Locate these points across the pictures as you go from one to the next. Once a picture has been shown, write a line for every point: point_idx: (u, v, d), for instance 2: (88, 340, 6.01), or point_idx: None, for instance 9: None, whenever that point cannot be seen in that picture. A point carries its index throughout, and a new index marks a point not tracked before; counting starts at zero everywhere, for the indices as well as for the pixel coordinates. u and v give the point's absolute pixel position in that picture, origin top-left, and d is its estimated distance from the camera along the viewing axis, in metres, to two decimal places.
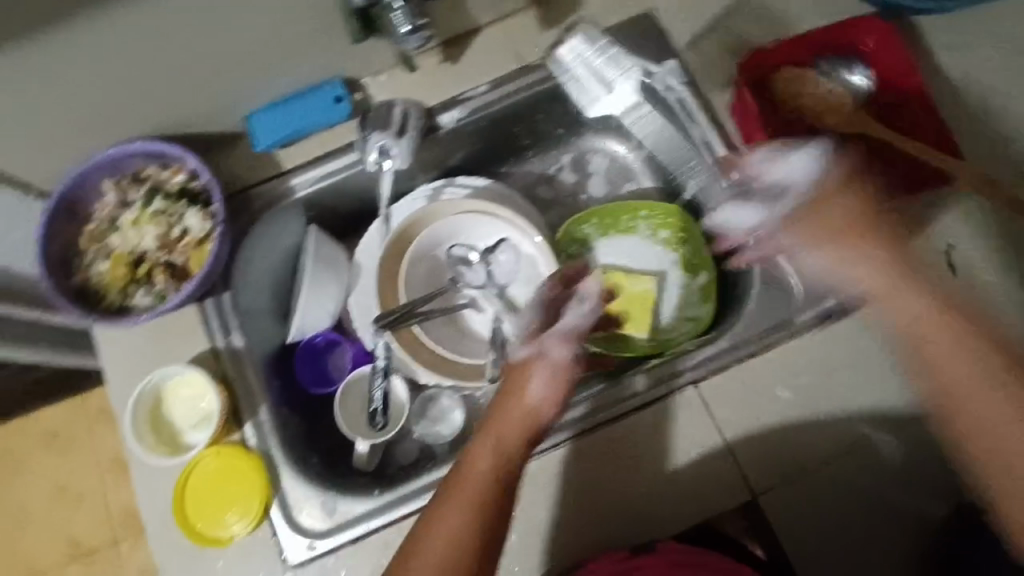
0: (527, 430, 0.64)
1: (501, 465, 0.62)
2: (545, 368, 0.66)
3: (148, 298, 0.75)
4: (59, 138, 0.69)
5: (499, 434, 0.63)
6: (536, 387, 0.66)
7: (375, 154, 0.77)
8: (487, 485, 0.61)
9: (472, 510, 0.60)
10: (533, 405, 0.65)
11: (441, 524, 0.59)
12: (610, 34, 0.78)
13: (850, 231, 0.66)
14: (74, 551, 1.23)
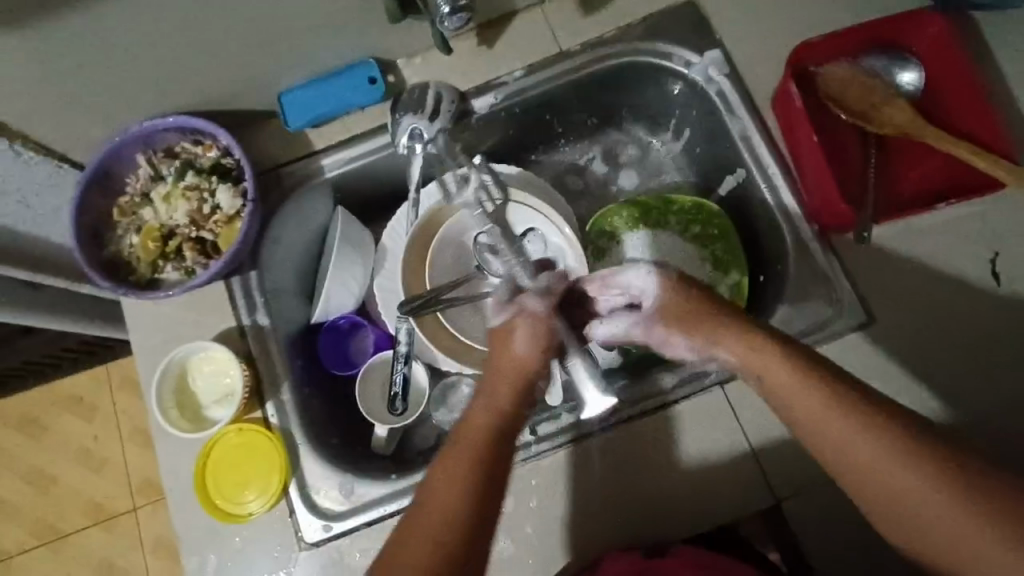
0: (518, 380, 0.62)
1: (496, 415, 0.59)
2: (528, 319, 0.65)
3: (177, 273, 0.75)
4: (96, 108, 0.69)
5: (493, 389, 0.61)
6: (519, 341, 0.64)
7: (406, 137, 0.76)
8: (487, 437, 0.58)
9: (474, 463, 0.56)
10: (521, 355, 0.63)
11: (440, 488, 0.55)
12: (653, 23, 0.77)
13: (702, 321, 0.61)
14: (95, 514, 1.25)
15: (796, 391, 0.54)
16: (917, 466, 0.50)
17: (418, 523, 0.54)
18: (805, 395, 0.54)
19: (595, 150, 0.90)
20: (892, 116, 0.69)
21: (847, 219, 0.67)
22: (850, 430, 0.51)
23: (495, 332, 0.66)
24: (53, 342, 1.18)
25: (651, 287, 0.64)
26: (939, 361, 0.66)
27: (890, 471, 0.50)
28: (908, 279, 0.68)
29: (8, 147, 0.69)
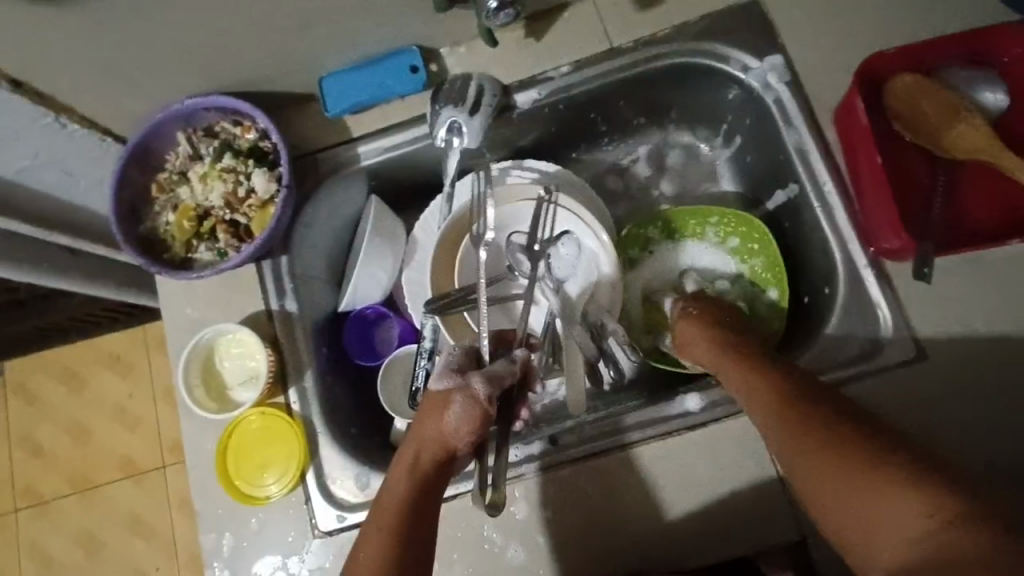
0: (439, 451, 0.62)
1: (411, 481, 0.60)
2: (464, 397, 0.62)
3: (209, 254, 0.76)
4: (139, 84, 0.69)
5: (414, 457, 0.61)
6: (451, 417, 0.62)
7: (444, 129, 0.74)
8: (406, 504, 0.59)
9: (393, 530, 0.57)
10: (448, 429, 0.62)
11: (366, 551, 0.57)
12: (711, 24, 0.73)
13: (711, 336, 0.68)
14: (128, 469, 1.30)
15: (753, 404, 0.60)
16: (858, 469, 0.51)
17: None
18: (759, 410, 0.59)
19: (639, 151, 0.87)
20: (966, 138, 0.63)
21: (908, 247, 0.63)
22: (794, 440, 0.55)
23: (428, 398, 0.64)
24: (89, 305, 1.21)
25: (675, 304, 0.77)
26: (993, 402, 0.62)
27: (831, 478, 0.52)
28: (966, 313, 0.64)
29: (53, 119, 0.70)
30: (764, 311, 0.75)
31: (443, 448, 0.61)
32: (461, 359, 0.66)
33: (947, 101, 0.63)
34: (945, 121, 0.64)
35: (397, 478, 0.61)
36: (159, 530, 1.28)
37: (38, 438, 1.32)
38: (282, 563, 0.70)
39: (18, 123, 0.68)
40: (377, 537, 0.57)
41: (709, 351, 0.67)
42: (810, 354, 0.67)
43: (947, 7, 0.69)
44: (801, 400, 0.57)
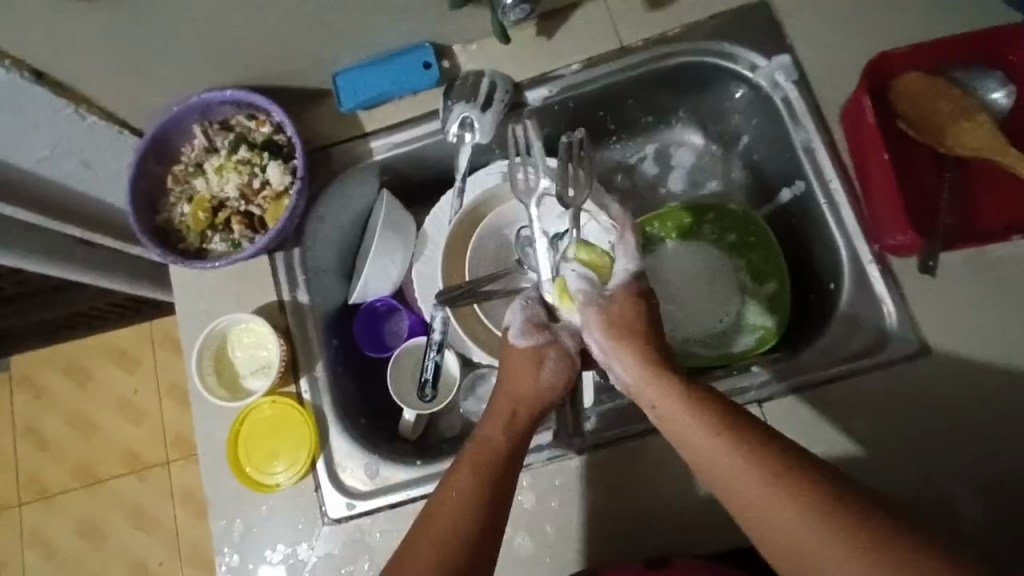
0: (534, 406, 0.63)
1: (511, 432, 0.60)
2: (556, 353, 0.65)
3: (223, 245, 0.77)
4: (159, 78, 0.71)
5: (511, 412, 0.62)
6: (548, 372, 0.64)
7: (456, 125, 0.76)
8: (500, 451, 0.59)
9: (483, 474, 0.57)
10: (544, 385, 0.64)
11: (449, 496, 0.56)
12: (720, 24, 0.74)
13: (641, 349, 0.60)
14: (131, 463, 1.31)
15: (747, 483, 0.51)
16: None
17: (431, 518, 0.55)
18: (760, 491, 0.51)
19: (647, 149, 0.88)
20: (968, 136, 0.65)
21: (913, 243, 0.64)
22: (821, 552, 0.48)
23: (520, 353, 0.65)
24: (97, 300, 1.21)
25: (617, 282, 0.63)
26: (997, 400, 0.63)
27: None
28: (972, 311, 0.65)
29: (73, 110, 0.71)
30: (762, 305, 0.77)
31: (540, 402, 0.63)
32: (539, 309, 0.67)
33: (954, 97, 0.64)
34: (951, 120, 0.65)
35: (491, 426, 0.61)
36: (161, 524, 1.29)
37: (44, 430, 1.33)
38: (292, 550, 0.71)
39: (39, 113, 0.69)
40: (469, 481, 0.56)
41: (645, 378, 0.59)
42: (815, 349, 0.68)
43: (953, 8, 0.70)
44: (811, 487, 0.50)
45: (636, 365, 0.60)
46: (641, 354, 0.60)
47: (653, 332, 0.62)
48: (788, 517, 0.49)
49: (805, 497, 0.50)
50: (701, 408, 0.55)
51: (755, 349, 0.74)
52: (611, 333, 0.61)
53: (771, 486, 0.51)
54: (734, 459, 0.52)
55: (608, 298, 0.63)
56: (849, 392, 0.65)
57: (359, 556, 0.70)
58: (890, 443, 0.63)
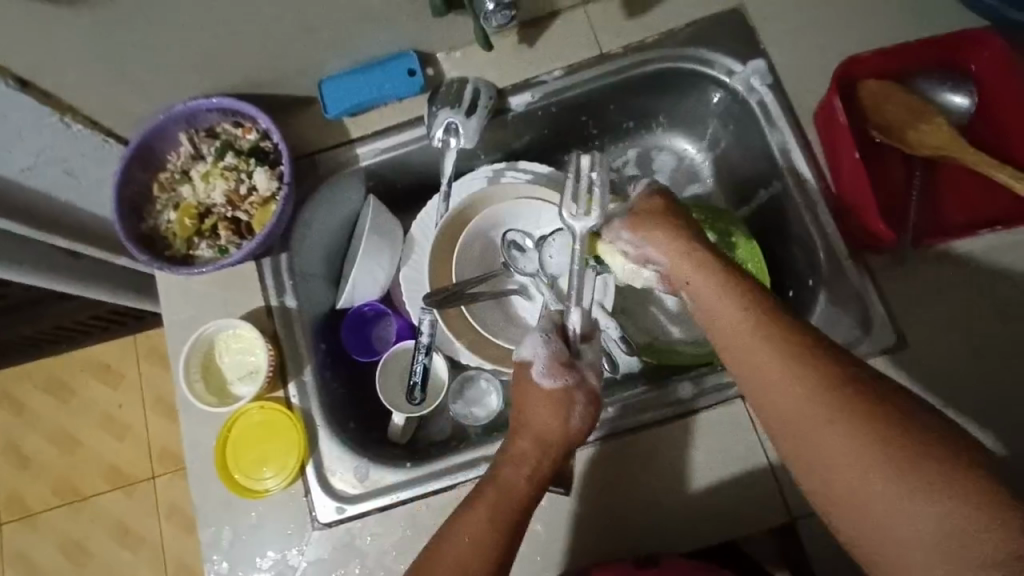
0: (559, 450, 0.63)
1: (533, 477, 0.62)
2: (584, 395, 0.65)
3: (210, 251, 0.77)
4: (143, 86, 0.71)
5: (537, 458, 0.62)
6: (576, 416, 0.64)
7: (441, 130, 0.77)
8: (519, 495, 0.61)
9: (498, 518, 0.59)
10: (571, 429, 0.64)
11: (464, 536, 0.58)
12: (697, 29, 0.76)
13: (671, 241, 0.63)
14: (115, 479, 1.29)
15: (753, 345, 0.53)
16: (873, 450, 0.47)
17: (443, 560, 0.57)
18: (765, 352, 0.52)
19: (629, 154, 0.90)
20: (929, 136, 0.67)
21: (887, 241, 0.66)
22: (805, 407, 0.50)
23: (547, 396, 0.65)
24: (79, 314, 1.20)
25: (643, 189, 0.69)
26: (972, 390, 0.65)
27: (839, 451, 0.48)
28: (945, 304, 0.67)
29: (58, 119, 0.71)
30: None
31: (565, 444, 0.63)
32: (561, 348, 0.66)
33: (912, 101, 0.67)
34: (911, 121, 0.68)
35: (513, 468, 0.62)
36: (147, 540, 1.27)
37: (25, 447, 1.30)
38: (281, 556, 0.70)
39: (23, 121, 0.69)
40: (489, 525, 0.58)
41: (672, 254, 0.62)
42: None
43: (917, 14, 0.73)
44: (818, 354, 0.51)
45: (661, 246, 0.64)
46: (669, 234, 0.63)
47: (684, 218, 0.66)
48: (786, 373, 0.51)
49: (813, 371, 0.50)
50: (723, 282, 0.58)
51: None
52: (637, 224, 0.65)
53: (777, 348, 0.52)
54: (746, 325, 0.54)
55: (633, 202, 0.67)
56: None
57: (349, 560, 0.70)
58: None
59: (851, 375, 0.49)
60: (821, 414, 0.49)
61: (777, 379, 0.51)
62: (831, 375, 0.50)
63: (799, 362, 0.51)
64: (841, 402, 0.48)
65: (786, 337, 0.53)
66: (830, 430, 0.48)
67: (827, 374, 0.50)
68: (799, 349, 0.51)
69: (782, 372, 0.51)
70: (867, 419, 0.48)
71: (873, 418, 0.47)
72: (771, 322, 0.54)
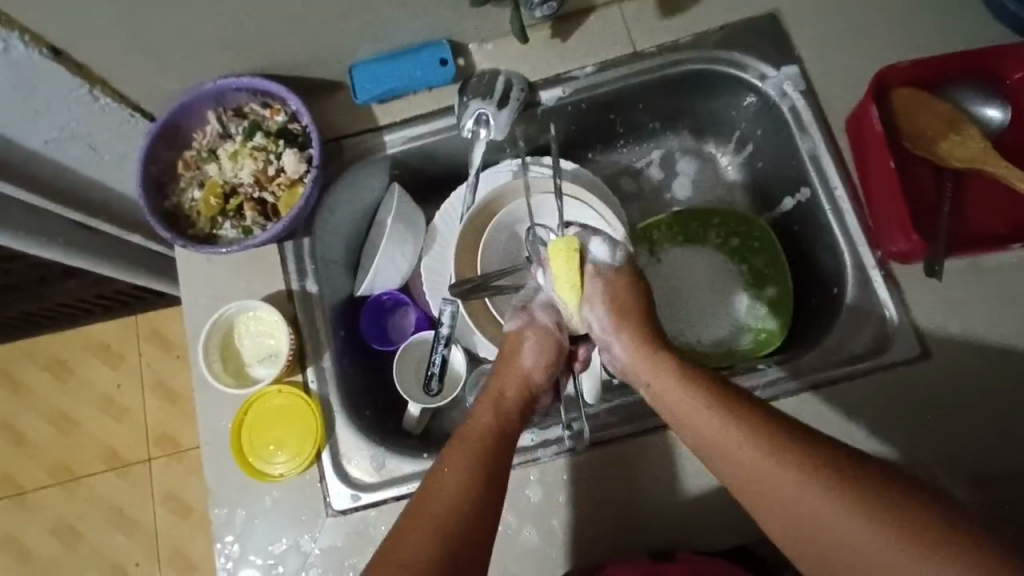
0: (522, 388, 0.67)
1: (499, 412, 0.63)
2: (535, 332, 0.69)
3: (234, 231, 0.77)
4: (174, 62, 0.70)
5: (499, 394, 0.65)
6: (528, 351, 0.68)
7: (471, 120, 0.77)
8: (491, 431, 0.61)
9: (476, 453, 0.58)
10: (527, 367, 0.68)
11: (445, 475, 0.57)
12: (733, 33, 0.76)
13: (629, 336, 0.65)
14: (111, 460, 1.28)
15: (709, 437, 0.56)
16: (858, 499, 0.49)
17: (429, 497, 0.55)
18: (721, 424, 0.56)
19: (653, 154, 0.90)
20: (961, 148, 0.68)
21: (917, 250, 0.66)
22: (781, 478, 0.51)
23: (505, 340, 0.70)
24: (82, 294, 1.18)
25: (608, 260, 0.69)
26: (990, 402, 0.66)
27: (832, 512, 0.49)
28: (969, 316, 0.68)
29: (87, 91, 0.71)
30: (762, 308, 0.80)
31: (527, 381, 0.67)
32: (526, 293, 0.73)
33: (945, 112, 0.68)
34: (943, 131, 0.68)
35: (484, 408, 0.64)
36: (141, 525, 1.25)
37: (19, 426, 1.29)
38: (293, 543, 0.70)
39: (53, 91, 0.69)
40: (470, 474, 0.57)
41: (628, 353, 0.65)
42: (817, 350, 0.70)
43: (953, 27, 0.74)
44: (764, 419, 0.55)
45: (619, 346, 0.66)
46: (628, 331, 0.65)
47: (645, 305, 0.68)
48: (752, 450, 0.53)
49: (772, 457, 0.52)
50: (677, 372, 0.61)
51: (758, 350, 0.78)
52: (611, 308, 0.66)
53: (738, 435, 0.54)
54: (702, 397, 0.58)
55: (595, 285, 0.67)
56: (854, 389, 0.67)
57: (363, 548, 0.69)
58: (889, 440, 0.66)
59: (802, 445, 0.52)
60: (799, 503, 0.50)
61: (750, 456, 0.53)
62: (786, 458, 0.52)
63: (754, 427, 0.54)
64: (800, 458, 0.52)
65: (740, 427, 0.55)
66: (805, 488, 0.50)
67: (785, 441, 0.53)
68: (753, 427, 0.54)
69: (760, 453, 0.53)
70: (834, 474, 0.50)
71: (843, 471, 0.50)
72: (715, 392, 0.58)
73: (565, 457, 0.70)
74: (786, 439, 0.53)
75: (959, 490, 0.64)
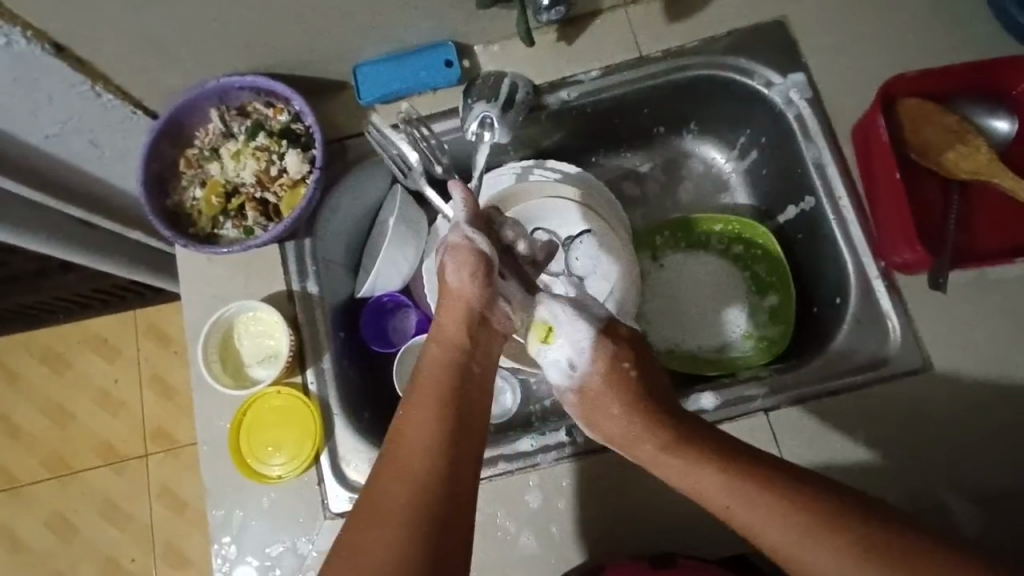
0: (464, 314, 0.67)
1: (450, 352, 0.64)
2: (453, 252, 0.69)
3: (235, 231, 0.76)
4: (178, 59, 0.70)
5: (442, 332, 0.66)
6: (450, 272, 0.69)
7: (475, 124, 0.76)
8: (445, 374, 0.62)
9: (434, 405, 0.59)
10: (454, 284, 0.68)
11: (411, 432, 0.57)
12: (740, 39, 0.76)
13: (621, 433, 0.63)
14: (107, 455, 1.27)
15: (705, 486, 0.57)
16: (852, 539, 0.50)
17: (397, 460, 0.55)
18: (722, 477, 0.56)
19: (657, 159, 0.90)
20: (967, 159, 0.68)
21: (921, 261, 0.66)
22: (780, 527, 0.52)
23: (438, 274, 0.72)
24: (79, 288, 1.18)
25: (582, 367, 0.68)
26: (992, 414, 0.65)
27: (829, 556, 0.51)
28: (973, 328, 0.67)
29: (90, 87, 0.70)
30: (762, 317, 0.80)
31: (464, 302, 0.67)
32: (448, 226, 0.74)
33: (953, 124, 0.67)
34: (950, 142, 0.68)
35: (438, 349, 0.64)
36: (135, 520, 1.25)
37: (15, 419, 1.28)
38: (290, 545, 0.69)
39: (54, 87, 0.68)
40: (429, 432, 0.57)
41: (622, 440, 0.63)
42: (820, 360, 0.69)
43: (961, 36, 0.73)
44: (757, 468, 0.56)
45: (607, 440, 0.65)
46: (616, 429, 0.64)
47: (634, 385, 0.66)
48: (751, 505, 0.54)
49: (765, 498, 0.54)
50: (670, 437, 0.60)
51: (757, 358, 0.77)
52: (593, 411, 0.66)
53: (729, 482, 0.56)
54: (703, 451, 0.58)
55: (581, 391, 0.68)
56: (855, 399, 0.67)
57: None
58: (892, 452, 0.65)
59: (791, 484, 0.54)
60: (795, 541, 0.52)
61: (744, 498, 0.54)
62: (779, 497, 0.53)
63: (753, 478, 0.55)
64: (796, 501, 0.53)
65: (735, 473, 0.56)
66: (801, 530, 0.52)
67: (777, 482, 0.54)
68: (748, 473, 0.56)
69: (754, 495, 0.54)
70: (832, 520, 0.52)
71: (837, 513, 0.52)
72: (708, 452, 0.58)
73: (567, 461, 0.70)
74: (786, 486, 0.54)
75: (959, 502, 0.64)
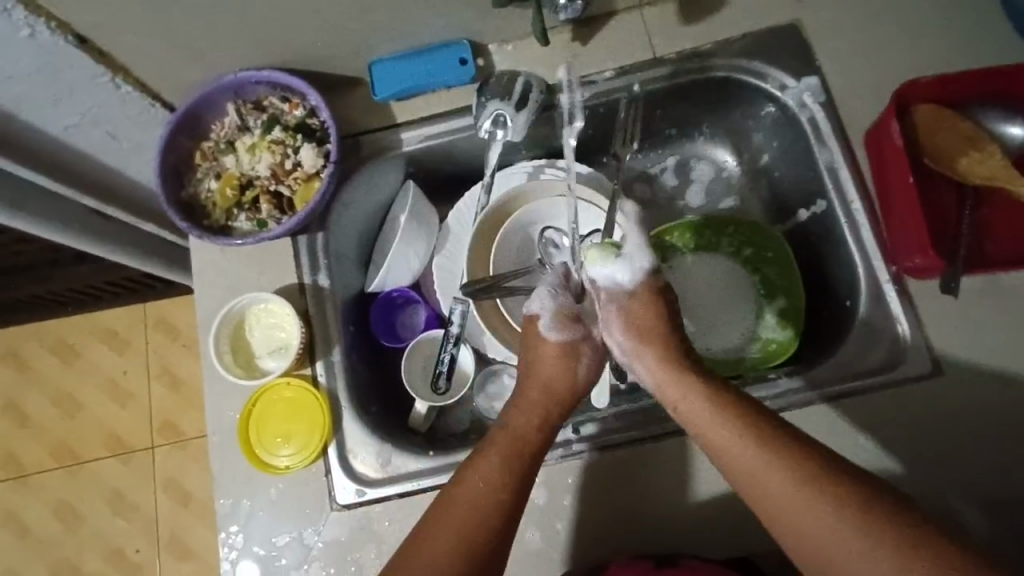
0: (569, 394, 0.67)
1: (543, 422, 0.64)
2: (590, 348, 0.70)
3: (248, 223, 0.77)
4: (198, 52, 0.71)
5: (533, 395, 0.65)
6: (584, 368, 0.69)
7: (488, 121, 0.77)
8: (526, 436, 0.62)
9: (507, 467, 0.59)
10: (580, 379, 0.68)
11: (475, 484, 0.57)
12: (756, 42, 0.76)
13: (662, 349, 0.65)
14: (113, 446, 1.28)
15: (754, 465, 0.54)
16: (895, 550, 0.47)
17: (452, 506, 0.56)
18: (750, 459, 0.54)
19: (669, 161, 0.90)
20: (979, 165, 0.68)
21: (932, 266, 0.66)
22: (822, 520, 0.50)
23: (556, 347, 0.68)
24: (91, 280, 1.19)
25: (637, 278, 0.68)
26: (1001, 421, 0.65)
27: (857, 542, 0.48)
28: (982, 336, 0.67)
29: (109, 78, 0.71)
30: (772, 321, 0.80)
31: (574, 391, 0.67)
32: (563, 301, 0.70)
33: (966, 129, 0.68)
34: (962, 148, 0.68)
35: (526, 414, 0.64)
36: (140, 511, 1.26)
37: (24, 408, 1.30)
38: (297, 536, 0.70)
39: (76, 79, 0.69)
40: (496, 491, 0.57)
41: (664, 377, 0.63)
42: (830, 363, 0.69)
43: (978, 43, 0.73)
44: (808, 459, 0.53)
45: (648, 363, 0.65)
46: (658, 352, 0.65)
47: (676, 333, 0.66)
48: (797, 495, 0.51)
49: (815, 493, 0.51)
50: (720, 406, 0.58)
51: (765, 362, 0.77)
52: (634, 329, 0.67)
53: (781, 466, 0.53)
54: (735, 433, 0.56)
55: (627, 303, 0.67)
56: (863, 404, 0.67)
57: (364, 544, 0.69)
58: (899, 457, 0.65)
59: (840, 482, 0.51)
60: (843, 544, 0.49)
61: (785, 487, 0.52)
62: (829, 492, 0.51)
63: (804, 470, 0.52)
64: (824, 487, 0.51)
65: (789, 457, 0.53)
66: (831, 519, 0.49)
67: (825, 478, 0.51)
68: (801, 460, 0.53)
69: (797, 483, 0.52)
70: (875, 521, 0.48)
71: (872, 505, 0.49)
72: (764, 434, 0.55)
73: (577, 458, 0.70)
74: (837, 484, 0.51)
75: (966, 510, 0.63)
